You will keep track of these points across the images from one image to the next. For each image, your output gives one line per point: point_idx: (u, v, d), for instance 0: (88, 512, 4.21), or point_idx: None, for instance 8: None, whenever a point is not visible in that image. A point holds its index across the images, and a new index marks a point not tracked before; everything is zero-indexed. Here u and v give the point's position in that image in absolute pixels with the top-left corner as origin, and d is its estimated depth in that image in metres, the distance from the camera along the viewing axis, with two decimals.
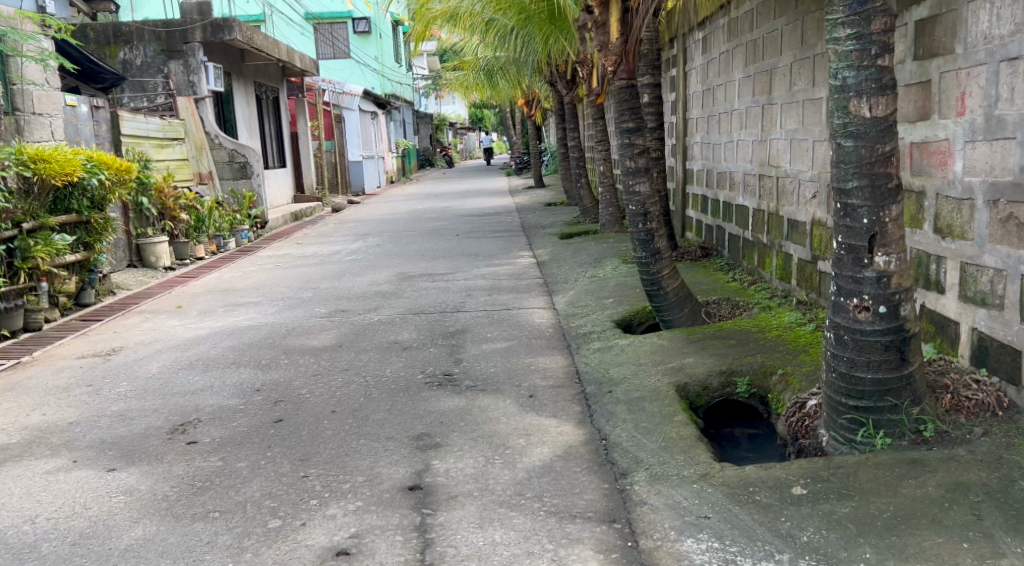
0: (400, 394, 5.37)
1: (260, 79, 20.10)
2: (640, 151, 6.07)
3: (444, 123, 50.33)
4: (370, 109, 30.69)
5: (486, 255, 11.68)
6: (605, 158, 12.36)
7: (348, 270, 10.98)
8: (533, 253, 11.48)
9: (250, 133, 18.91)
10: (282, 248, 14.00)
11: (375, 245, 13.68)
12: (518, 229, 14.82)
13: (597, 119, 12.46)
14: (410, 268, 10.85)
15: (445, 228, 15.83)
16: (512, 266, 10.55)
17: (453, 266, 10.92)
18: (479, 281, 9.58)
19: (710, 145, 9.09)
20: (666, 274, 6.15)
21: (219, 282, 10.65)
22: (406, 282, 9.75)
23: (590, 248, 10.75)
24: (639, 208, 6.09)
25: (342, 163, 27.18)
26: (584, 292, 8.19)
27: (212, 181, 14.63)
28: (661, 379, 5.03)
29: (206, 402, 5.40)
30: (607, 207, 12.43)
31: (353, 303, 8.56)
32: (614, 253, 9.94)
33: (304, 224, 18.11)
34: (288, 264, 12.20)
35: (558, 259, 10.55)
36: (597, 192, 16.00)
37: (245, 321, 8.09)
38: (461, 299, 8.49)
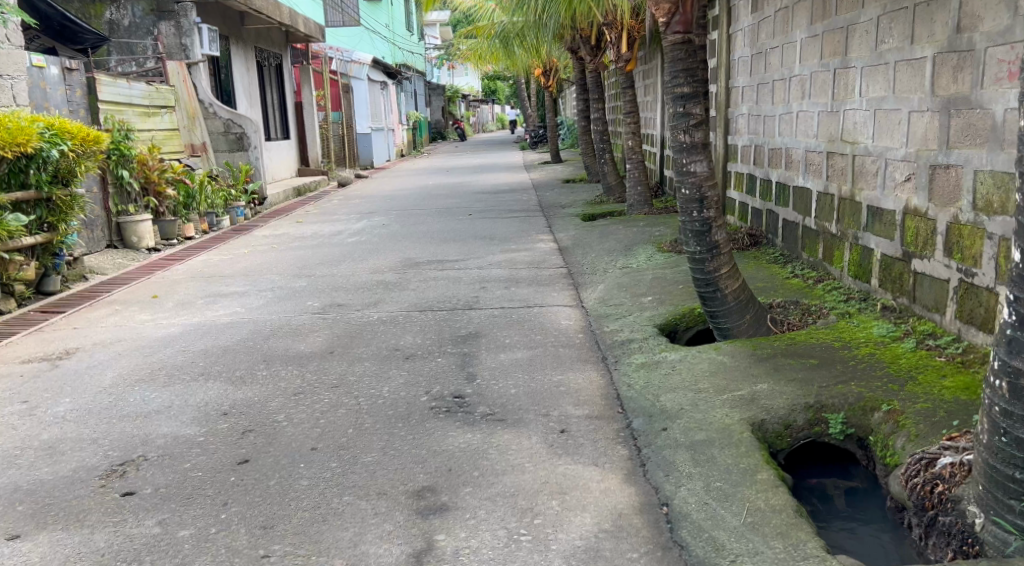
0: (398, 424, 4.31)
1: (261, 44, 18.94)
2: (698, 122, 4.97)
3: (456, 96, 49.06)
4: (380, 79, 29.51)
5: (501, 239, 10.59)
6: (633, 133, 11.26)
7: (350, 254, 9.91)
8: (553, 237, 10.38)
9: (250, 102, 17.83)
10: (279, 227, 12.98)
11: (381, 225, 12.63)
12: (536, 208, 13.75)
13: (625, 90, 11.33)
14: (415, 253, 9.76)
15: (457, 206, 14.77)
16: (531, 252, 9.46)
17: (465, 251, 9.84)
18: (494, 271, 8.49)
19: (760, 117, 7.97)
20: (725, 273, 5.08)
21: (206, 267, 9.61)
22: (412, 270, 8.68)
23: (618, 233, 9.65)
24: (693, 191, 5.01)
25: (349, 135, 26.04)
26: (616, 287, 7.09)
27: (205, 154, 13.82)
28: (730, 413, 3.97)
29: (158, 431, 4.35)
30: (635, 186, 11.33)
31: (351, 297, 7.50)
32: (646, 239, 8.85)
33: (307, 200, 17.07)
34: (285, 245, 11.16)
35: (582, 245, 9.44)
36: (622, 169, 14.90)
37: (222, 316, 7.00)
38: (474, 293, 7.42)
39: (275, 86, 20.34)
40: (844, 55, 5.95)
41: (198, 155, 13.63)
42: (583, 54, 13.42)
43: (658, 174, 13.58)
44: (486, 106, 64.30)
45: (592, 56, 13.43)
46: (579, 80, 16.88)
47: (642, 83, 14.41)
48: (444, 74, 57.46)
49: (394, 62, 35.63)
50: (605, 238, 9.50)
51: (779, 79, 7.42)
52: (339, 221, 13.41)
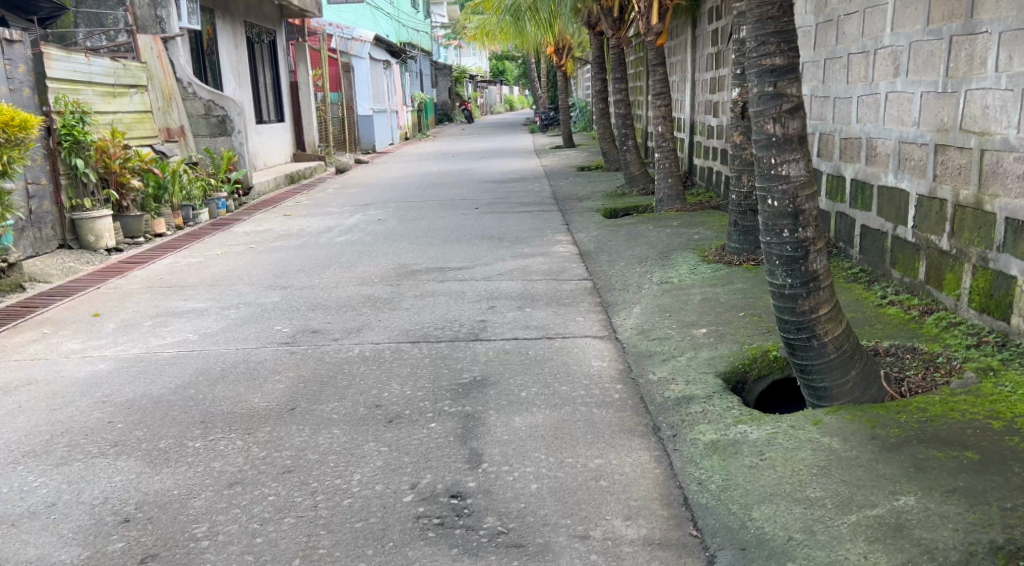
0: (365, 550, 3.02)
1: (251, 18, 17.54)
2: (795, 107, 3.57)
3: (464, 76, 47.48)
4: (383, 57, 28.03)
5: (512, 240, 9.20)
6: (664, 118, 9.86)
7: (336, 259, 8.53)
8: (573, 239, 8.99)
9: (239, 83, 16.43)
10: (263, 220, 11.66)
11: (376, 220, 11.29)
12: (551, 201, 12.40)
13: (654, 67, 9.89)
14: (412, 258, 8.38)
15: (462, 197, 13.40)
16: (547, 259, 8.07)
17: (471, 255, 8.46)
18: (505, 284, 7.10)
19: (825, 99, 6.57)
20: (825, 316, 3.71)
21: (167, 274, 8.25)
22: (407, 281, 7.31)
23: (650, 236, 8.25)
24: (784, 203, 3.63)
25: (349, 117, 24.62)
26: (656, 311, 5.69)
27: (183, 139, 12.49)
28: (871, 556, 2.75)
29: (16, 557, 3.08)
30: (665, 178, 9.92)
31: (331, 319, 6.14)
32: (684, 245, 7.46)
33: (299, 189, 15.73)
34: (265, 245, 9.83)
35: (607, 250, 8.04)
36: (644, 156, 13.50)
37: (166, 346, 5.65)
38: (481, 316, 6.04)
39: (268, 64, 18.97)
40: (970, 18, 4.55)
41: (175, 140, 12.25)
42: (604, 27, 11.98)
43: (687, 163, 12.21)
44: (495, 87, 62.76)
45: (614, 30, 12.01)
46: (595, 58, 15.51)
47: (668, 62, 13.01)
48: (452, 54, 55.77)
49: (399, 40, 34.12)
50: (635, 242, 8.11)
51: (856, 53, 6.02)
52: (331, 214, 12.08)
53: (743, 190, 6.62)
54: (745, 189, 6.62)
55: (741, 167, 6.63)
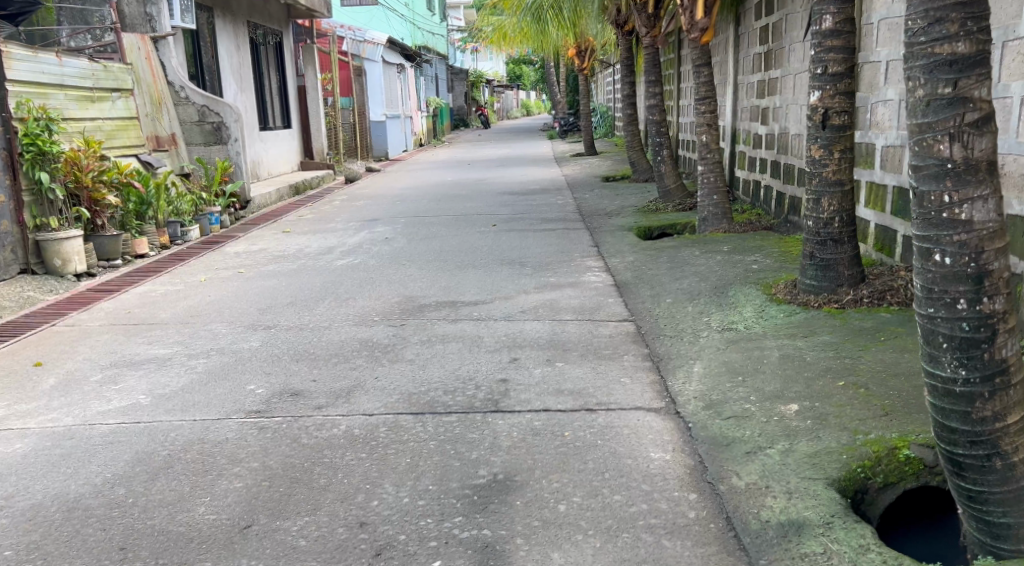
0: None
1: (255, 17, 16.48)
2: (985, 118, 2.91)
3: (480, 81, 46.38)
4: (397, 61, 26.95)
5: (535, 266, 8.05)
6: (709, 126, 8.77)
7: (332, 289, 7.40)
8: (607, 265, 7.82)
9: (241, 87, 15.35)
10: (260, 238, 10.53)
11: (383, 238, 10.18)
12: (576, 217, 11.25)
13: (698, 68, 8.76)
14: (419, 289, 7.24)
15: (478, 212, 12.26)
16: (578, 291, 6.91)
17: (488, 285, 7.31)
18: (529, 324, 5.95)
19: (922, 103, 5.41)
20: (1013, 428, 2.98)
21: (137, 307, 7.15)
22: (412, 320, 6.16)
23: (698, 264, 7.05)
24: (962, 266, 2.95)
25: (361, 122, 23.54)
26: (724, 372, 4.49)
27: (174, 148, 11.39)
28: None
29: None
30: (711, 195, 8.77)
31: (317, 376, 5.00)
32: (744, 278, 6.28)
33: (303, 200, 14.62)
34: (256, 268, 8.72)
35: (647, 282, 6.85)
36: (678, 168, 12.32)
37: (108, 417, 4.55)
38: (500, 374, 4.88)
39: (274, 67, 17.90)
40: None
41: (165, 149, 11.10)
42: (637, 26, 10.84)
43: (729, 175, 11.04)
44: (512, 93, 61.71)
45: (648, 28, 10.90)
46: (624, 61, 14.40)
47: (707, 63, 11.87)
48: (469, 59, 54.75)
49: (414, 44, 33.10)
50: (680, 272, 6.93)
51: None
52: (334, 230, 10.98)
53: (822, 215, 5.37)
54: (824, 214, 5.37)
55: (821, 188, 5.34)
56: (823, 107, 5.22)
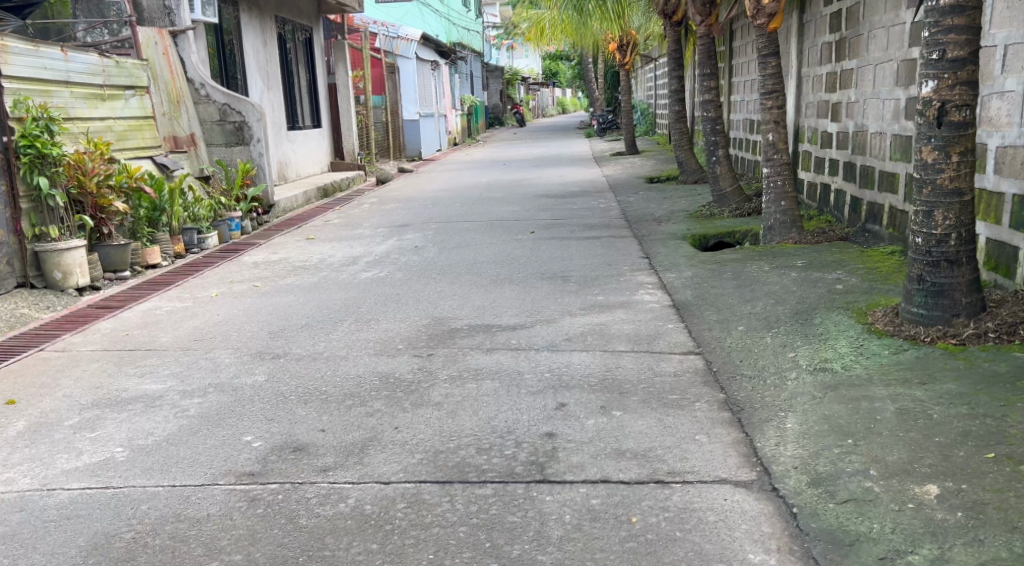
0: None
1: (283, 11, 15.73)
2: None
3: (516, 78, 45.59)
4: (432, 58, 26.16)
5: (581, 281, 7.19)
6: (777, 124, 7.90)
7: (353, 308, 6.57)
8: (662, 282, 6.95)
9: (267, 85, 14.59)
10: (281, 245, 9.72)
11: (413, 247, 9.35)
12: (622, 223, 10.37)
13: (763, 60, 7.92)
14: (452, 310, 6.33)
15: (515, 216, 11.43)
16: (632, 315, 6.04)
17: (528, 304, 6.45)
18: (577, 356, 5.09)
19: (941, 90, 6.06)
20: None
21: (141, 321, 6.31)
22: (441, 351, 5.29)
23: (772, 287, 6.19)
24: None
25: (394, 121, 22.80)
26: (825, 430, 3.65)
27: (193, 149, 10.56)
28: None
29: None
30: (778, 201, 7.94)
31: (326, 424, 4.12)
32: (829, 306, 5.45)
33: (330, 204, 13.85)
34: (273, 283, 7.75)
35: (713, 306, 5.99)
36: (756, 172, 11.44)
37: (73, 480, 3.68)
38: (547, 427, 3.99)
39: (303, 63, 17.13)
40: None
41: (184, 150, 10.35)
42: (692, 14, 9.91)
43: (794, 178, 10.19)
44: (547, 90, 60.83)
45: (703, 16, 10.21)
46: (672, 54, 13.55)
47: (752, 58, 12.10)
48: (504, 56, 53.96)
49: (449, 41, 32.39)
50: (750, 295, 6.06)
51: None
52: (362, 237, 10.24)
53: (934, 232, 4.59)
54: (937, 230, 4.58)
55: (934, 199, 4.56)
56: (939, 100, 4.44)
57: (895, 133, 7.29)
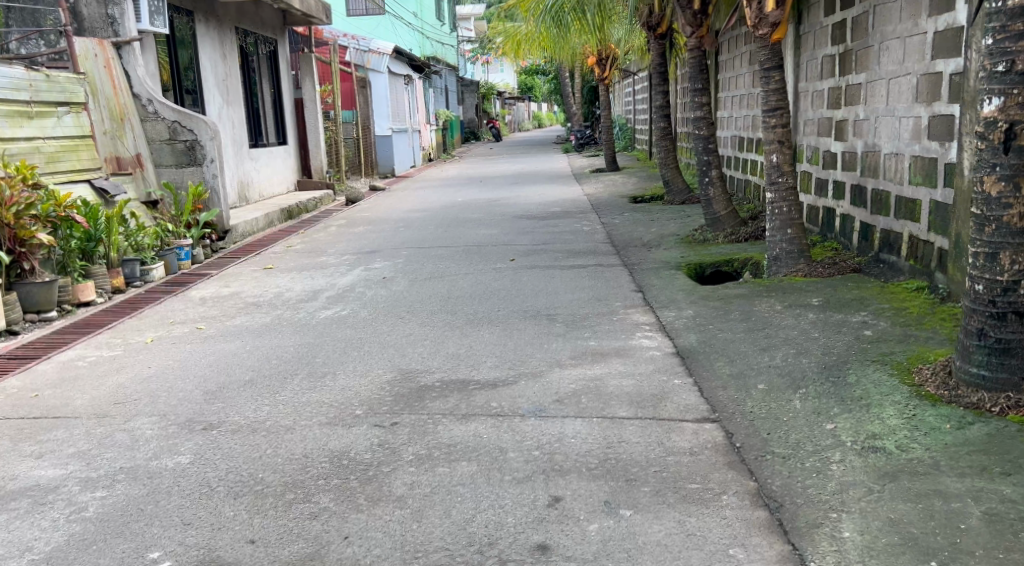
0: None
1: (245, 21, 14.84)
2: None
3: (491, 92, 44.85)
4: (404, 71, 25.32)
5: (568, 322, 6.37)
6: (781, 144, 7.11)
7: (306, 358, 5.70)
8: (661, 323, 6.15)
9: (226, 100, 13.74)
10: (235, 278, 8.89)
11: (381, 278, 8.49)
12: (608, 248, 9.58)
13: (765, 73, 7.15)
14: (422, 362, 5.46)
15: (493, 241, 10.62)
16: (631, 366, 5.21)
17: (509, 352, 5.62)
18: (571, 424, 4.26)
19: (962, 103, 5.78)
20: None
21: (57, 378, 5.38)
22: (407, 418, 4.44)
23: (789, 333, 5.39)
24: None
25: (365, 136, 21.93)
26: (896, 543, 3.03)
27: (138, 171, 9.68)
28: None
29: None
30: (784, 229, 7.14)
31: (259, 534, 3.30)
32: (862, 361, 4.65)
33: (294, 227, 12.98)
34: (218, 323, 6.87)
35: (723, 355, 5.20)
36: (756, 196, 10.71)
37: None
38: (537, 541, 3.19)
39: (267, 77, 16.26)
40: None
41: (128, 172, 9.45)
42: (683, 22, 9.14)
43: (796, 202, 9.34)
44: (523, 104, 60.18)
45: (693, 27, 9.46)
46: (657, 67, 12.83)
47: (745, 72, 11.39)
48: (479, 70, 53.25)
49: (423, 54, 31.59)
50: (765, 342, 5.27)
51: None
52: (324, 266, 9.36)
53: (1000, 278, 3.86)
54: (1004, 276, 3.86)
55: (999, 239, 3.86)
56: (1007, 120, 3.77)
57: (914, 154, 6.50)
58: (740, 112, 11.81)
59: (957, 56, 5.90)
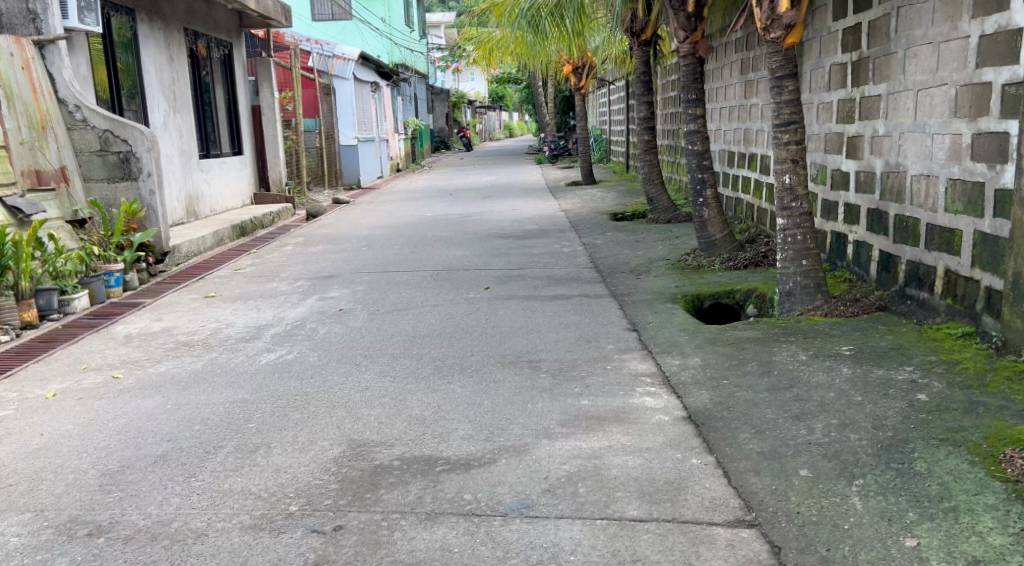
0: None
1: (195, 23, 13.75)
2: None
3: (463, 101, 43.96)
4: (372, 79, 24.30)
5: (554, 372, 5.42)
6: (795, 163, 6.19)
7: (235, 425, 4.73)
8: (665, 375, 5.20)
9: (173, 108, 12.66)
10: (172, 310, 7.87)
11: (337, 311, 7.50)
12: (592, 275, 8.66)
13: (777, 82, 6.21)
14: (379, 431, 4.49)
15: (463, 264, 9.66)
16: (634, 435, 4.27)
17: (483, 416, 4.67)
18: (567, 529, 3.37)
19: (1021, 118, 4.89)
20: None
21: None
22: (354, 521, 3.51)
23: (824, 394, 4.42)
24: None
25: (329, 146, 20.90)
26: None
27: (64, 186, 8.73)
28: None
29: None
30: (798, 260, 6.21)
31: None
32: (929, 440, 3.72)
33: (246, 246, 11.89)
34: (140, 373, 5.92)
35: (747, 423, 4.24)
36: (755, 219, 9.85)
37: None
38: None
39: (221, 83, 15.18)
40: None
41: (49, 187, 8.50)
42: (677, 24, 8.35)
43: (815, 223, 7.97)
44: (495, 113, 59.36)
45: (687, 31, 8.58)
46: (640, 77, 11.92)
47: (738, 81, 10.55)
48: (451, 78, 52.44)
49: (392, 61, 30.60)
50: (796, 407, 4.31)
51: None
52: (273, 296, 8.31)
53: None
54: None
55: None
56: None
57: (952, 177, 5.58)
58: (731, 125, 10.92)
59: (1013, 64, 5.01)
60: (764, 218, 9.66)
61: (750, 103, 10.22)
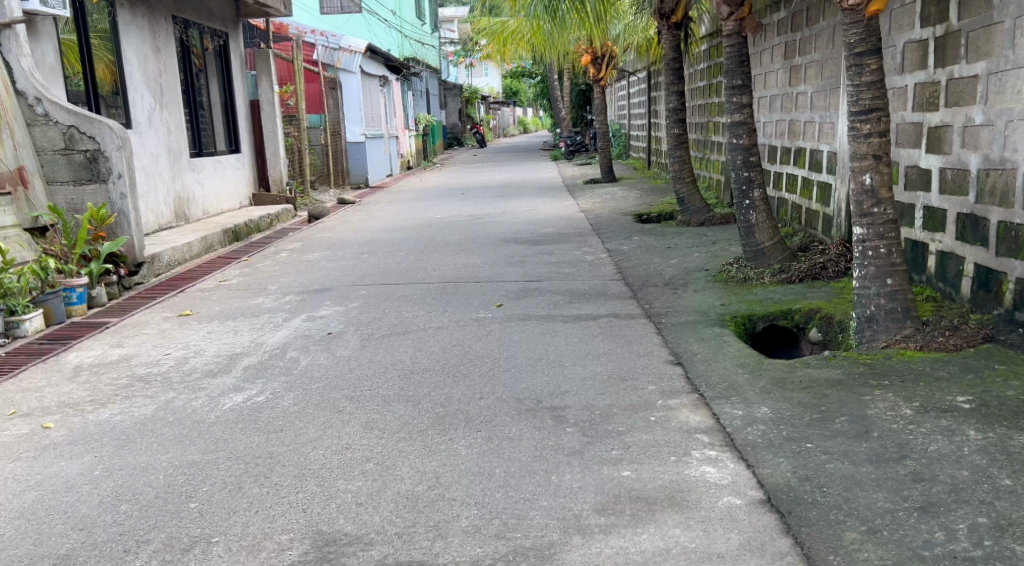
0: None
1: (185, 10, 12.68)
2: None
3: (477, 96, 42.99)
4: (381, 73, 23.21)
5: (584, 425, 4.29)
6: (878, 160, 5.07)
7: (173, 506, 3.61)
8: (726, 434, 4.07)
9: (160, 102, 11.59)
10: (137, 332, 6.78)
11: (325, 335, 6.38)
12: (621, 289, 7.54)
13: (856, 60, 5.06)
14: (356, 520, 3.43)
15: (474, 275, 8.55)
16: (699, 531, 3.21)
17: (495, 493, 3.57)
18: None
19: None
20: None
21: None
22: None
23: (953, 472, 3.36)
24: None
25: (335, 143, 19.86)
26: None
27: (20, 189, 7.66)
28: None
29: None
30: (881, 279, 5.09)
31: None
32: None
33: (237, 253, 10.82)
34: (76, 419, 4.79)
35: (855, 513, 3.22)
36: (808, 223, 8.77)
37: None
38: None
39: (216, 76, 14.10)
40: None
41: (4, 191, 7.45)
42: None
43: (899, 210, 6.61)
44: (509, 109, 58.35)
45: (732, 7, 7.45)
46: (670, 64, 10.77)
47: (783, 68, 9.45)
48: (464, 73, 51.49)
49: (403, 55, 29.55)
50: (915, 494, 3.26)
51: None
52: (255, 314, 7.21)
53: None
54: None
55: None
56: None
57: None
58: (773, 117, 9.83)
59: None
60: (816, 222, 8.57)
61: (796, 91, 9.12)
